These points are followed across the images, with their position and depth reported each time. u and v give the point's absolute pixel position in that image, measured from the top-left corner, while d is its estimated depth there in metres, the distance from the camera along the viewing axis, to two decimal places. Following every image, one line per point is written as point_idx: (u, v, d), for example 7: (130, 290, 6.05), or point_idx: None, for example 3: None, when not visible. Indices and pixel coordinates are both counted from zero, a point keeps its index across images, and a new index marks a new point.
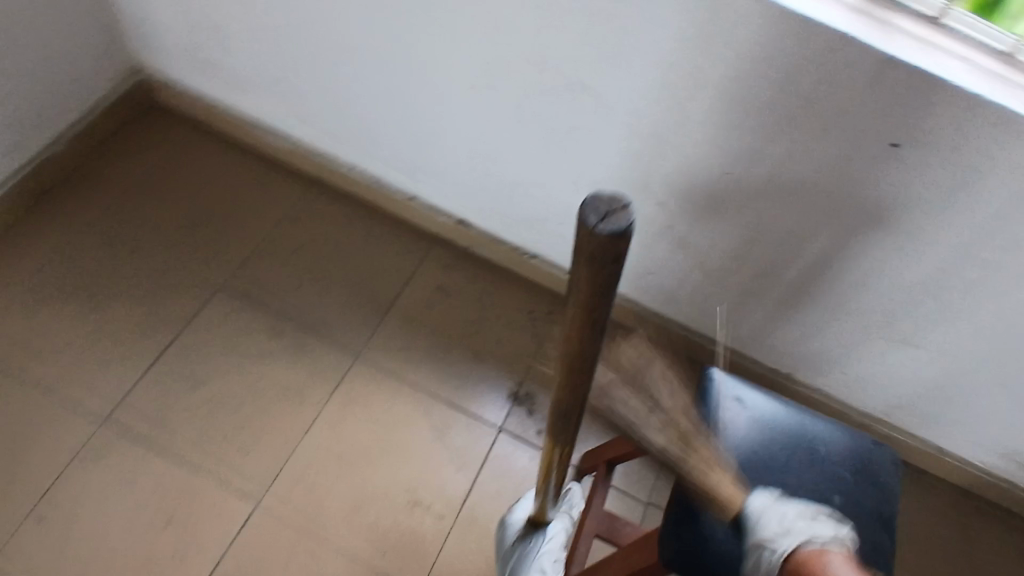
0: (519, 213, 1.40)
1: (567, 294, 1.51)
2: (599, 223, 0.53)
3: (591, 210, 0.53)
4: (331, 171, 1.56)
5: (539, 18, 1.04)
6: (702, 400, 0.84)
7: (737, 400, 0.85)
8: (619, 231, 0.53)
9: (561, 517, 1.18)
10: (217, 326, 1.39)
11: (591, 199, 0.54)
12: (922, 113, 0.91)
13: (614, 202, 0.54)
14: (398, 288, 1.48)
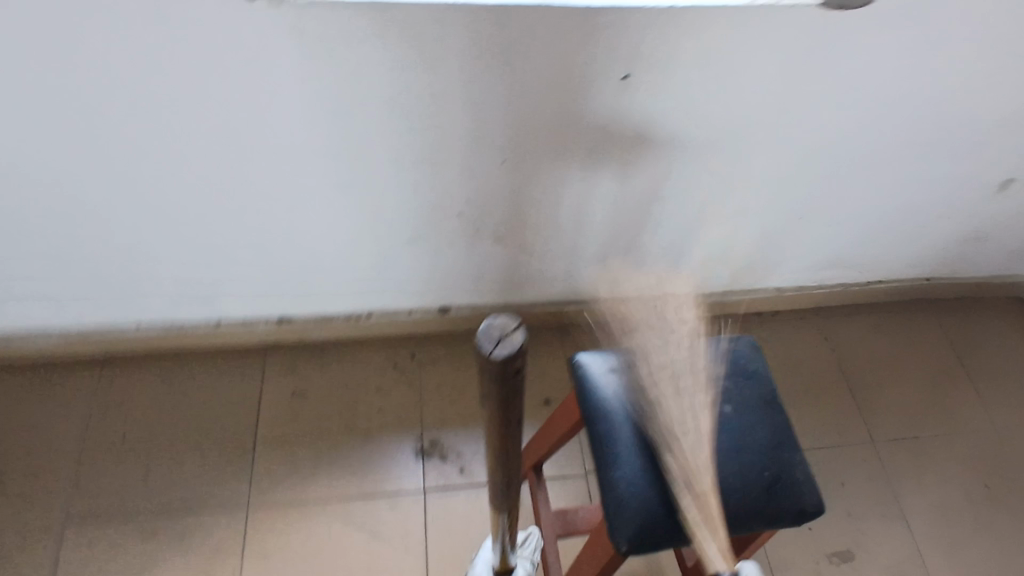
0: (335, 284, 1.33)
1: (418, 331, 1.49)
2: (495, 349, 0.53)
3: (485, 340, 0.54)
4: (117, 340, 1.38)
5: (251, 105, 0.96)
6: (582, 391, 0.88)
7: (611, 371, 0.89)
8: (512, 358, 0.53)
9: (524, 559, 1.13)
10: (83, 561, 1.20)
11: (484, 328, 0.54)
12: (632, 41, 0.96)
13: (505, 327, 0.54)
14: (253, 415, 1.36)
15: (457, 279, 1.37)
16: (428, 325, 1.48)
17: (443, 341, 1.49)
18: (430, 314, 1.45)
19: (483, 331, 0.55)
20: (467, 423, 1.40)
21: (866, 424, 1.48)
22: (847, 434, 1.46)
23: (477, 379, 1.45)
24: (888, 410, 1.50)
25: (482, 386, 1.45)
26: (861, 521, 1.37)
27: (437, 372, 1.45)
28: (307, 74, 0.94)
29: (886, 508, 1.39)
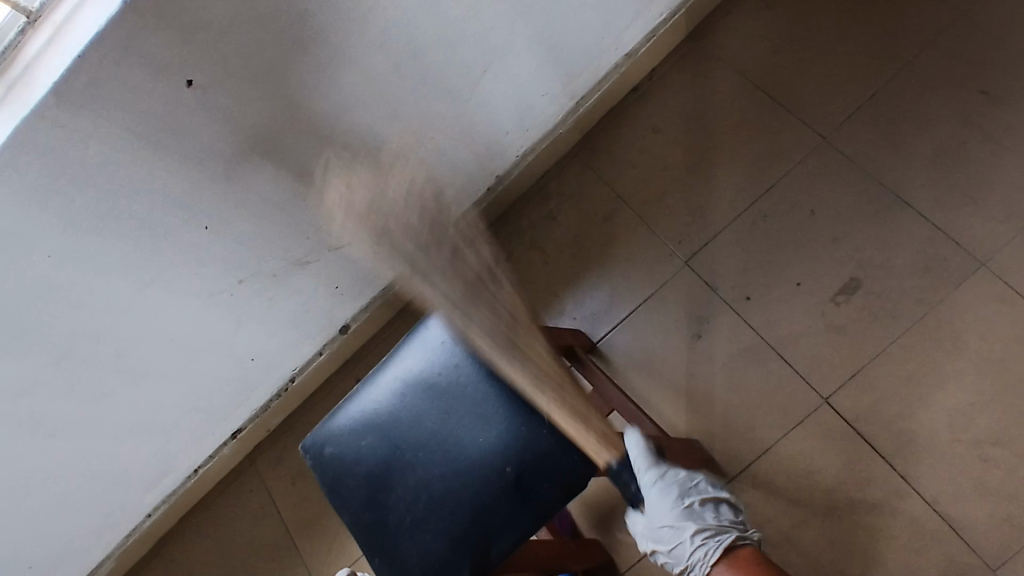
0: (234, 389, 1.31)
1: (347, 357, 1.43)
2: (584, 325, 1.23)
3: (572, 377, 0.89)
4: (147, 535, 1.48)
5: None
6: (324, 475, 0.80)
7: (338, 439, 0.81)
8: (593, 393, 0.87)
9: None
10: None
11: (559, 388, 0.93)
12: (141, 57, 0.78)
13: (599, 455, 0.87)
14: (279, 518, 1.43)
15: (321, 309, 1.28)
16: (348, 349, 1.41)
17: (373, 349, 1.43)
18: (339, 341, 1.38)
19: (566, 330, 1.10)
20: None
21: (804, 127, 1.21)
22: (791, 154, 1.21)
23: None
24: (823, 94, 1.22)
25: None
26: (854, 237, 1.14)
27: None
28: None
29: (875, 205, 1.15)
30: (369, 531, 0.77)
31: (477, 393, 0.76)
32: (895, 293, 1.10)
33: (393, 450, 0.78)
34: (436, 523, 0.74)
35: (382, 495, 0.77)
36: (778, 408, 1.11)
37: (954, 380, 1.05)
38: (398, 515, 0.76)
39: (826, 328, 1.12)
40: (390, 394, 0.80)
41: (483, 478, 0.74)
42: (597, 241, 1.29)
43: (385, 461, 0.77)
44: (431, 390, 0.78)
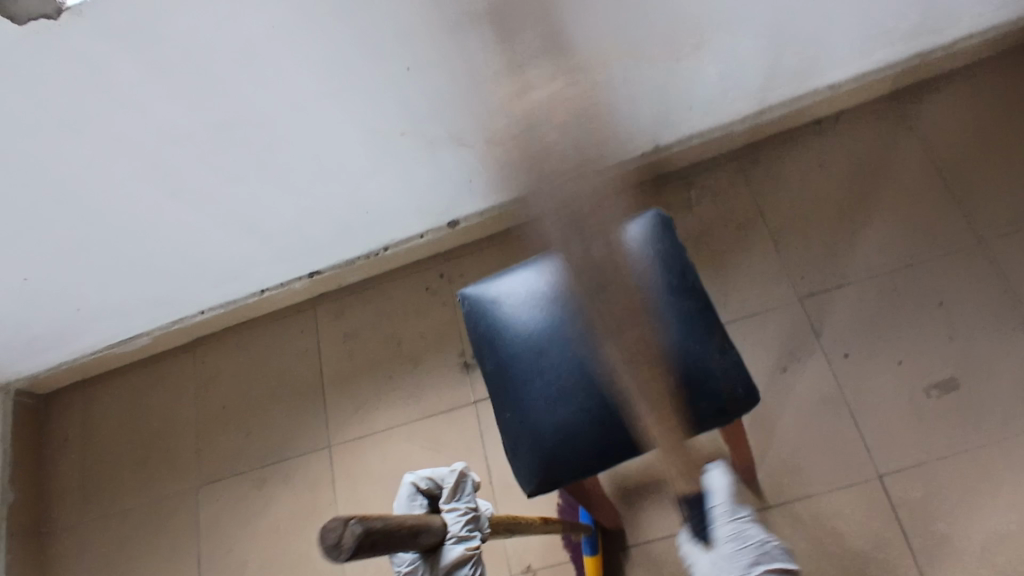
0: (334, 231, 1.36)
1: (440, 249, 1.47)
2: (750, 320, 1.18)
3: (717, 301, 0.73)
4: (197, 327, 1.55)
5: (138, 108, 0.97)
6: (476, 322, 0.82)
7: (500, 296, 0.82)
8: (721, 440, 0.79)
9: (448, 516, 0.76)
10: (221, 516, 1.43)
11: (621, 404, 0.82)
12: None
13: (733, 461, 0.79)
14: (318, 365, 1.48)
15: (448, 193, 1.32)
16: (447, 242, 1.45)
17: (470, 253, 1.46)
18: (443, 232, 1.42)
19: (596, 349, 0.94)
20: None
21: (964, 224, 1.21)
22: (940, 243, 1.21)
23: None
24: (1000, 201, 1.21)
25: None
26: (968, 341, 1.15)
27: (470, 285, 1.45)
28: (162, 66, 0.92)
29: (1002, 322, 1.15)
30: (503, 388, 0.78)
31: (670, 296, 0.75)
32: (986, 407, 1.11)
33: (560, 328, 0.77)
34: (579, 401, 0.74)
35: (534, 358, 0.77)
36: (830, 462, 1.13)
37: (1011, 508, 1.06)
38: (542, 382, 0.76)
39: (907, 412, 1.14)
40: None
41: None
42: (721, 243, 1.31)
43: (547, 333, 0.78)
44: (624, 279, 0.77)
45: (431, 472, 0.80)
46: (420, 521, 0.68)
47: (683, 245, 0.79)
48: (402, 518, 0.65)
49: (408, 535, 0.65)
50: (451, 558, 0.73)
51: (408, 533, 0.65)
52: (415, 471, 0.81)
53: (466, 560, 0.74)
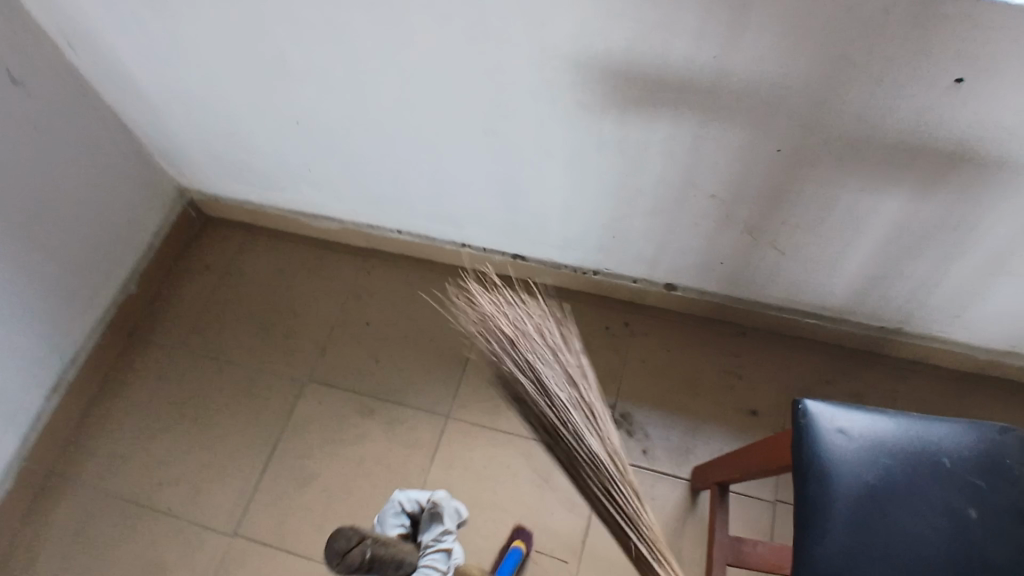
0: (570, 233, 1.34)
1: (638, 300, 1.46)
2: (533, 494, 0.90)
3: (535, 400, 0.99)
4: (379, 240, 1.58)
5: (519, 51, 0.99)
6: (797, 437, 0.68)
7: (845, 431, 0.68)
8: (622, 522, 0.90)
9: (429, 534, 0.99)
10: (313, 417, 1.43)
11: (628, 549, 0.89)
12: (960, 38, 0.77)
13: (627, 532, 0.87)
14: (470, 336, 1.48)
15: (692, 260, 1.30)
16: (648, 297, 1.44)
17: (661, 320, 1.45)
18: (654, 289, 1.41)
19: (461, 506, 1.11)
20: (662, 406, 1.36)
21: None
22: None
23: (685, 365, 1.39)
24: None
25: (690, 374, 1.39)
26: None
27: (647, 348, 1.42)
28: (579, 31, 0.93)
29: None
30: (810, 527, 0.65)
31: None
32: None
33: (903, 499, 0.65)
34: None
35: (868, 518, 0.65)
36: None
37: None
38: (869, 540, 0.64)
39: None
40: (932, 450, 0.67)
41: None
42: None
43: (883, 493, 0.65)
44: (980, 474, 0.66)
45: (418, 496, 1.05)
46: (409, 551, 0.90)
47: None
48: (397, 545, 0.87)
49: (400, 561, 0.87)
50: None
51: (397, 559, 0.86)
52: (406, 492, 1.06)
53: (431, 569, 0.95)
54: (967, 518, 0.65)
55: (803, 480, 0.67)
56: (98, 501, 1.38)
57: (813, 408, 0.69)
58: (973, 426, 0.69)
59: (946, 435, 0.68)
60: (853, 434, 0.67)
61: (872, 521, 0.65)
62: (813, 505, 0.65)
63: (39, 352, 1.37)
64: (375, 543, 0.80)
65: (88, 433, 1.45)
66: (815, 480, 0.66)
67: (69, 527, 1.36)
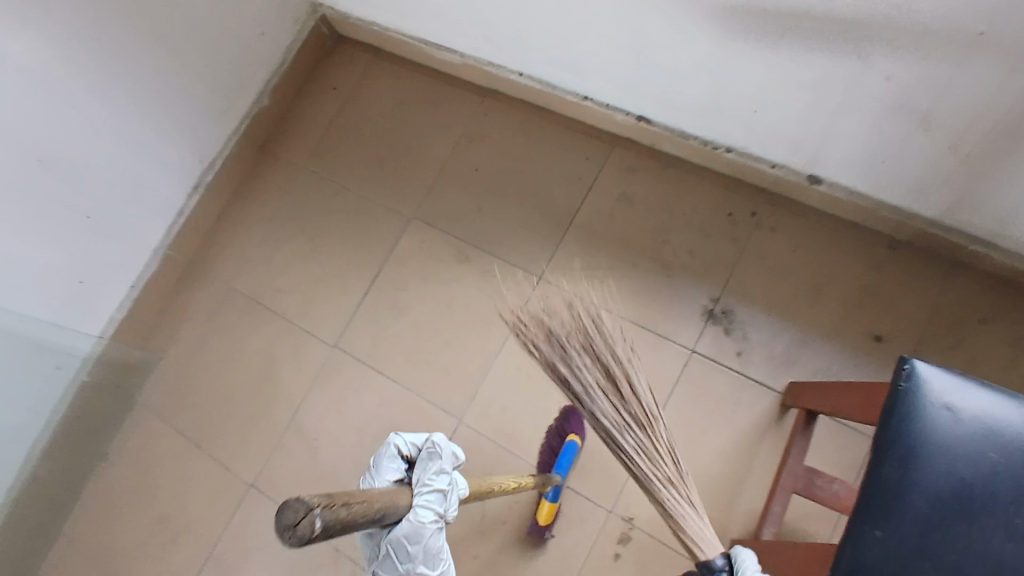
0: (706, 103, 1.15)
1: (772, 189, 1.28)
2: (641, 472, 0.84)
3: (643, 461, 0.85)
4: (501, 82, 1.46)
5: None
6: (898, 396, 0.66)
7: (954, 402, 0.65)
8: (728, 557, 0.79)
9: (426, 491, 0.78)
10: (413, 256, 1.44)
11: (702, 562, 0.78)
12: None
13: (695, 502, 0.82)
14: (580, 199, 1.39)
15: (849, 154, 1.09)
16: (787, 187, 1.25)
17: (795, 216, 1.26)
18: (796, 179, 1.22)
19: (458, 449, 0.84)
20: (772, 311, 1.23)
21: None
22: None
23: (810, 271, 1.23)
24: None
25: (813, 283, 1.23)
26: None
27: (771, 245, 1.26)
28: None
29: None
30: (884, 489, 0.64)
31: None
32: None
33: (997, 487, 0.63)
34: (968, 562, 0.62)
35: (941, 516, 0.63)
36: None
37: None
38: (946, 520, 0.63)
39: None
40: None
41: None
42: None
43: (975, 476, 0.63)
44: None
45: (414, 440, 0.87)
46: (387, 505, 0.67)
47: None
48: (371, 502, 0.64)
49: (374, 517, 0.64)
50: (410, 518, 0.75)
51: (368, 519, 0.63)
52: (402, 436, 0.87)
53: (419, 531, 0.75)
54: None
55: (880, 454, 0.65)
56: (225, 295, 1.53)
57: (925, 372, 0.66)
58: None
59: None
60: (952, 415, 0.65)
61: (956, 500, 0.63)
62: (894, 467, 0.64)
63: (175, 158, 1.47)
64: (338, 517, 0.57)
65: (218, 236, 1.58)
66: (903, 444, 0.65)
67: (201, 315, 1.53)
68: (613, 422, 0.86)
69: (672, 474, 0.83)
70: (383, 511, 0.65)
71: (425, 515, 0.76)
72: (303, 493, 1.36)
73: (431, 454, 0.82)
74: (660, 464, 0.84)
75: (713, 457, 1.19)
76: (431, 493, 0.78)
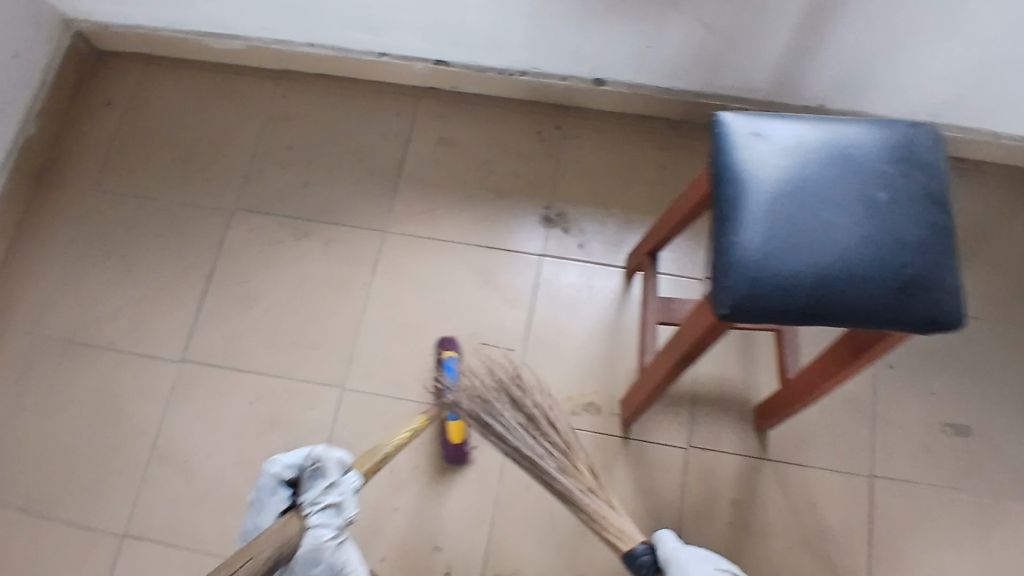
0: (494, 30, 1.29)
1: (568, 102, 1.44)
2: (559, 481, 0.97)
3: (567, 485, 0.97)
4: (295, 59, 1.48)
5: None
6: (716, 144, 0.77)
7: (760, 137, 0.77)
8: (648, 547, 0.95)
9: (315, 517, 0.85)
10: (247, 245, 1.39)
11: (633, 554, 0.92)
12: None
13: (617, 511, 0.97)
14: (401, 151, 1.44)
15: (622, 47, 1.27)
16: (579, 96, 1.42)
17: (592, 121, 1.43)
18: (584, 85, 1.39)
19: (342, 453, 0.89)
20: (597, 203, 1.38)
21: None
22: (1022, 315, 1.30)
23: (616, 163, 1.40)
24: None
25: (621, 170, 1.40)
26: (999, 404, 1.24)
27: (580, 149, 1.42)
28: None
29: None
30: (729, 217, 0.73)
31: (922, 205, 0.73)
32: (987, 463, 1.21)
33: (806, 189, 0.73)
34: (809, 254, 0.71)
35: (778, 231, 0.71)
36: (838, 451, 1.22)
37: (971, 553, 1.16)
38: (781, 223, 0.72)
39: (922, 440, 1.23)
40: (837, 149, 0.75)
41: (879, 264, 0.70)
42: None
43: (791, 186, 0.74)
44: (878, 161, 0.75)
45: (293, 456, 0.89)
46: (277, 548, 0.78)
47: (941, 167, 0.76)
48: (250, 562, 0.74)
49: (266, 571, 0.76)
50: (308, 544, 0.84)
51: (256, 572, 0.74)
52: (280, 458, 0.89)
53: (320, 552, 0.84)
54: (866, 198, 0.73)
55: (718, 193, 0.75)
56: (36, 343, 1.35)
57: (730, 119, 0.78)
58: (874, 126, 0.77)
59: (848, 134, 0.76)
60: (759, 144, 0.76)
61: (784, 208, 0.73)
62: (730, 197, 0.74)
63: None
64: None
65: (9, 283, 1.39)
66: (731, 177, 0.74)
67: (11, 374, 1.33)
68: (536, 450, 0.98)
69: (592, 485, 0.97)
70: (275, 556, 0.77)
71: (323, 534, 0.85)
72: (184, 521, 1.23)
73: (315, 473, 0.87)
74: (582, 483, 0.97)
75: (585, 338, 1.29)
76: (326, 510, 0.86)
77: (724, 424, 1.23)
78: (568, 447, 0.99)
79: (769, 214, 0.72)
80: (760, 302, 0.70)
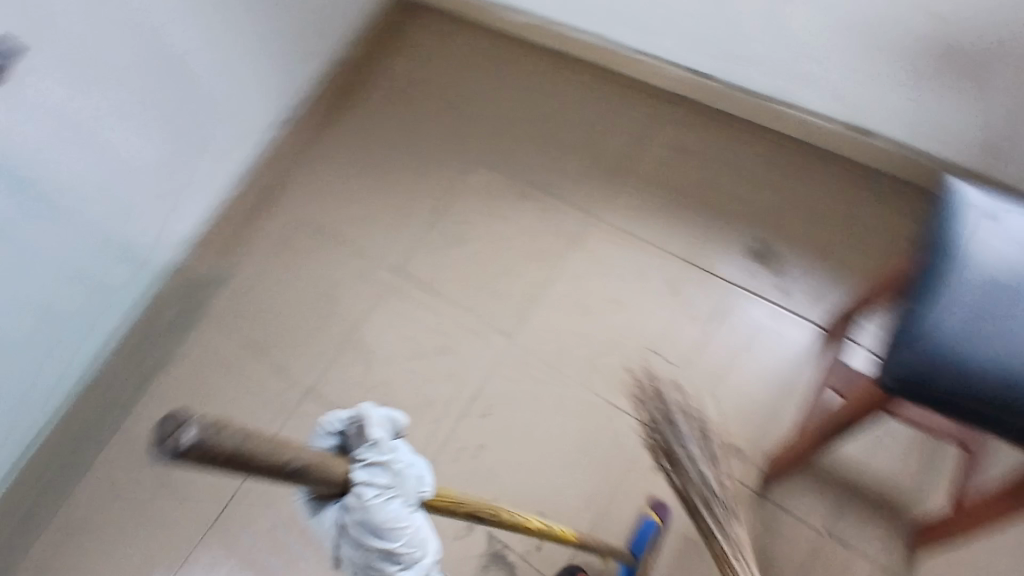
0: (766, 55, 1.28)
1: (813, 141, 1.40)
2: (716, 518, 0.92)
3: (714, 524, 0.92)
4: (568, 42, 1.58)
5: None
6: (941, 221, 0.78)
7: (991, 227, 0.77)
8: None
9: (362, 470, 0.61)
10: (475, 194, 1.55)
11: None
12: None
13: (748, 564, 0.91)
14: (637, 148, 1.50)
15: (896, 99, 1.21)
16: (829, 139, 1.37)
17: (834, 168, 1.38)
18: (839, 130, 1.34)
19: (395, 415, 0.67)
20: (812, 250, 1.34)
21: None
22: None
23: (846, 215, 1.35)
24: None
25: (848, 224, 1.34)
26: None
27: (813, 192, 1.37)
28: None
29: None
30: (931, 293, 0.75)
31: None
32: None
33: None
34: (1001, 353, 0.71)
35: (986, 331, 0.72)
36: None
37: None
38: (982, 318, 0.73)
39: None
40: None
41: None
42: None
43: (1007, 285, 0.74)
44: None
45: (337, 416, 0.65)
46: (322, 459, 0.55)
47: None
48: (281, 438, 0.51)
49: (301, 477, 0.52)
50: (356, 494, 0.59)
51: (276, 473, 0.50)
52: (320, 419, 0.65)
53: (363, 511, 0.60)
54: None
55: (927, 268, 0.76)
56: (293, 221, 1.63)
57: (965, 201, 0.79)
58: None
59: None
60: (986, 234, 0.77)
61: (990, 303, 0.73)
62: (938, 273, 0.75)
63: (268, 90, 1.58)
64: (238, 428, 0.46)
65: (290, 168, 1.69)
66: (946, 255, 0.76)
67: (269, 240, 1.62)
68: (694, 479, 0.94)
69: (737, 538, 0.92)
70: (309, 466, 0.53)
71: (365, 493, 0.59)
72: (353, 401, 1.43)
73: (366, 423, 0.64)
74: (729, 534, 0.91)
75: (751, 379, 1.26)
76: (370, 467, 0.61)
77: (875, 516, 1.14)
78: (717, 491, 0.93)
79: (972, 302, 0.73)
80: (930, 381, 0.72)
